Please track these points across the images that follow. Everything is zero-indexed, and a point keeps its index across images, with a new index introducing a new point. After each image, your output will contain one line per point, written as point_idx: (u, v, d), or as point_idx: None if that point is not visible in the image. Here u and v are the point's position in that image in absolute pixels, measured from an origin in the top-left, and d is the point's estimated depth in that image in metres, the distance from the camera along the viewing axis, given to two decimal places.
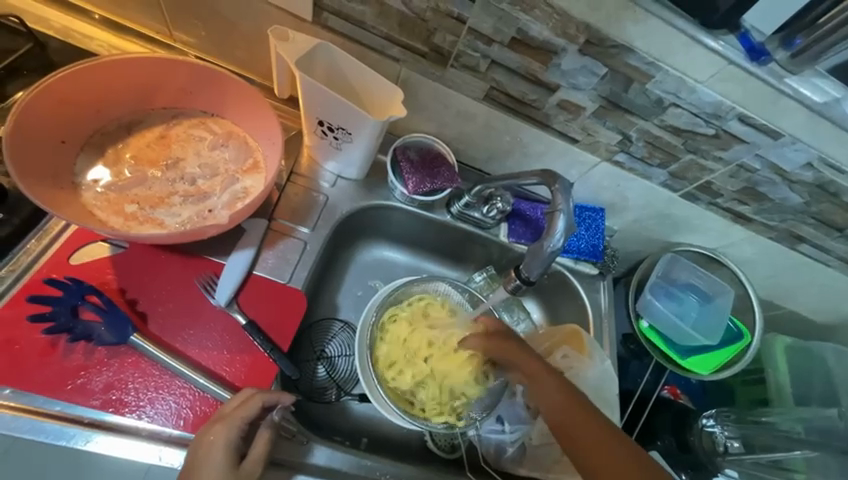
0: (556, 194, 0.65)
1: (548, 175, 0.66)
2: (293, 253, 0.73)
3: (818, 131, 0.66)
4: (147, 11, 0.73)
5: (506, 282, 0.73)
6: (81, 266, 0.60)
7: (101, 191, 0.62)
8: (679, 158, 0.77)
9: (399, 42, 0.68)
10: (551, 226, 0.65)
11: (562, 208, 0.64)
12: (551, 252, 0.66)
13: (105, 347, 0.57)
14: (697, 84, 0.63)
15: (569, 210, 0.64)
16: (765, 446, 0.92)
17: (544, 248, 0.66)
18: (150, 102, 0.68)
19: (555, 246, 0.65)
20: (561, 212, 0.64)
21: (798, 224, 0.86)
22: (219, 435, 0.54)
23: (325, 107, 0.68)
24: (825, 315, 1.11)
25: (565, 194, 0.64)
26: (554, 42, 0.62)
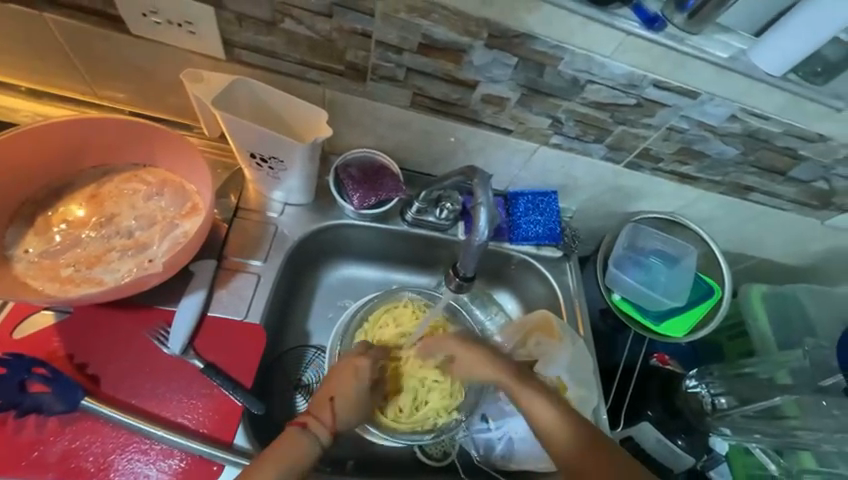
0: (476, 188, 0.65)
1: (469, 170, 0.68)
2: (247, 288, 0.72)
3: (731, 83, 0.68)
4: (67, 74, 0.73)
5: (448, 281, 0.74)
6: (25, 338, 0.60)
7: (34, 260, 0.61)
8: (612, 131, 0.78)
9: (315, 65, 0.69)
10: (474, 221, 0.65)
11: (482, 201, 0.65)
12: (479, 245, 0.67)
13: (56, 417, 0.56)
14: (605, 58, 0.65)
15: (488, 201, 0.64)
16: (746, 398, 0.91)
17: (472, 242, 0.67)
18: (77, 163, 0.67)
19: (480, 240, 0.65)
20: (482, 205, 0.64)
21: (742, 176, 0.87)
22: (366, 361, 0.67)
23: (252, 141, 0.68)
24: (795, 257, 1.12)
25: (483, 187, 0.65)
26: (460, 41, 0.63)
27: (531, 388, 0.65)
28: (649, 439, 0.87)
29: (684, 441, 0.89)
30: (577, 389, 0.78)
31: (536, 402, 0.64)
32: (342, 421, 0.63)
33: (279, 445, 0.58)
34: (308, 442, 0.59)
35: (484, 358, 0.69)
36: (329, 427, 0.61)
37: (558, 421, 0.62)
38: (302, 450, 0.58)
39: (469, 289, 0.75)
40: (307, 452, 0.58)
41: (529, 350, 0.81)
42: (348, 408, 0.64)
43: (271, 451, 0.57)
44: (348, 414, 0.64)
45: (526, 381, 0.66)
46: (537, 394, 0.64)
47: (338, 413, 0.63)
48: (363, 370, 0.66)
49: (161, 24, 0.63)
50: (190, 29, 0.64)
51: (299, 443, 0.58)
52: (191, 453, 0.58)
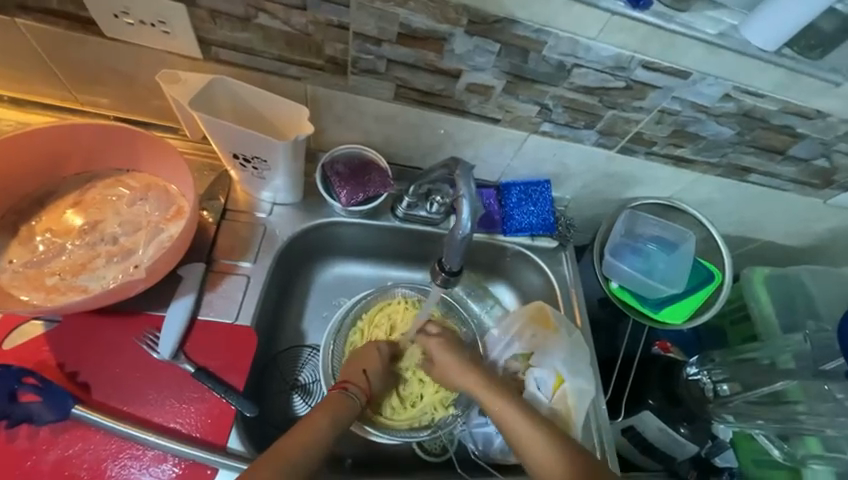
0: (458, 179, 0.63)
1: (452, 161, 0.66)
2: (237, 290, 0.72)
3: (723, 61, 0.65)
4: (46, 81, 0.72)
5: (433, 276, 0.69)
6: (15, 348, 0.60)
7: (19, 270, 0.61)
8: (603, 116, 0.76)
9: (294, 60, 0.67)
10: (458, 212, 0.62)
11: (464, 193, 0.62)
12: (462, 239, 0.63)
13: (47, 426, 0.56)
14: (590, 40, 0.63)
15: (471, 193, 0.62)
16: (748, 383, 0.86)
17: (455, 236, 0.63)
18: (59, 171, 0.67)
19: (463, 233, 0.61)
20: (464, 197, 0.62)
21: (740, 156, 0.85)
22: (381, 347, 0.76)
23: (234, 141, 0.67)
24: (799, 238, 1.09)
25: (465, 178, 0.62)
26: (439, 29, 0.62)
27: (530, 427, 0.65)
28: (651, 429, 0.86)
29: (687, 429, 0.86)
30: (575, 381, 0.77)
31: (516, 423, 0.66)
32: (373, 388, 0.73)
33: (330, 400, 0.66)
34: (351, 400, 0.68)
35: (483, 385, 0.71)
36: (365, 390, 0.71)
37: (558, 462, 0.61)
38: (349, 403, 0.67)
39: (456, 284, 0.70)
40: (352, 406, 0.67)
41: (524, 342, 0.80)
42: (377, 379, 0.74)
43: (326, 402, 0.65)
44: (377, 384, 0.74)
45: (527, 420, 0.66)
46: (504, 403, 0.69)
47: (372, 379, 0.73)
48: (382, 351, 0.76)
49: (134, 25, 0.62)
50: (164, 29, 0.63)
51: (346, 400, 0.67)
52: (183, 457, 0.58)
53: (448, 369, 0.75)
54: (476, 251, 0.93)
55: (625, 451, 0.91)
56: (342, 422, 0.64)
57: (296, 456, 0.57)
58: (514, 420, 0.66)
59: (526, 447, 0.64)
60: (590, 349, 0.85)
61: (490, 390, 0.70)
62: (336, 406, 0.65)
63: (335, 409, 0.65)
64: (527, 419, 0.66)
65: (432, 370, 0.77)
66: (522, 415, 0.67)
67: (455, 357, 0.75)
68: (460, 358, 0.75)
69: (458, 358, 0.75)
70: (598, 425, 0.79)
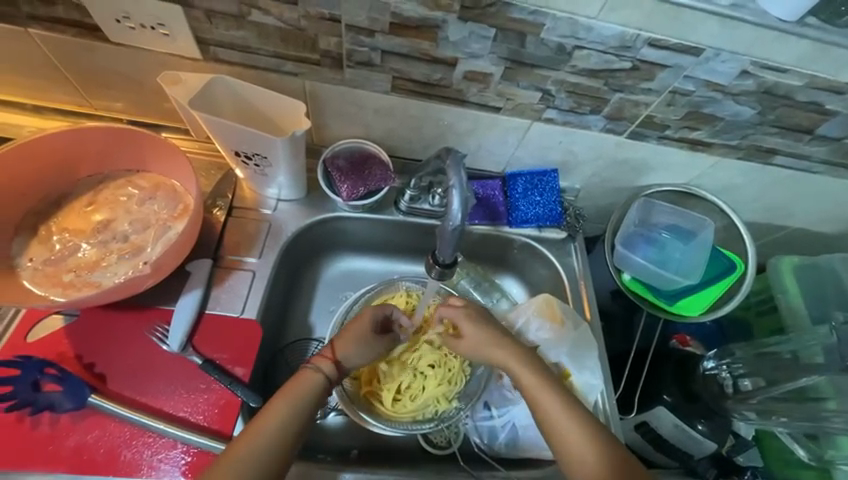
0: (449, 169, 0.61)
1: (443, 149, 0.63)
2: (243, 285, 0.74)
3: (738, 34, 0.61)
4: (60, 87, 0.75)
5: (427, 269, 0.67)
6: (38, 341, 0.64)
7: (39, 268, 0.65)
8: (609, 100, 0.73)
9: (290, 56, 0.68)
10: (449, 203, 0.58)
11: (454, 183, 0.58)
12: (455, 231, 0.59)
13: (68, 414, 0.60)
14: (590, 20, 0.60)
15: (461, 183, 0.58)
16: (771, 379, 0.81)
17: (446, 228, 0.59)
18: (73, 174, 0.70)
19: (453, 225, 0.58)
20: (454, 187, 0.58)
21: (762, 137, 0.79)
22: (367, 310, 0.70)
23: (233, 139, 0.68)
24: (833, 224, 1.02)
25: (455, 168, 0.60)
26: (431, 16, 0.60)
27: (572, 421, 0.61)
28: (665, 425, 0.84)
29: (705, 426, 0.82)
30: (580, 375, 0.76)
31: (547, 400, 0.62)
32: (347, 356, 0.65)
33: (287, 385, 0.61)
34: (314, 376, 0.62)
35: (522, 367, 0.65)
36: (332, 360, 0.64)
37: (589, 451, 0.58)
38: (306, 385, 0.61)
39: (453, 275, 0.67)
40: (312, 387, 0.61)
41: (529, 336, 0.79)
42: (350, 347, 0.66)
43: (283, 389, 0.60)
44: (353, 351, 0.66)
45: (569, 412, 0.61)
46: (540, 380, 0.64)
47: (339, 349, 0.65)
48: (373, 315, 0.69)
49: (135, 28, 0.64)
50: (163, 31, 0.64)
51: (306, 379, 0.61)
52: (191, 445, 0.60)
53: (474, 346, 0.68)
54: (482, 244, 0.92)
55: (637, 446, 0.89)
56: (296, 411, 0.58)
57: (242, 463, 0.53)
58: (557, 411, 0.61)
59: (564, 439, 0.60)
60: (599, 343, 0.83)
61: (531, 373, 0.65)
62: (292, 392, 0.60)
63: (288, 397, 0.59)
64: (564, 402, 0.62)
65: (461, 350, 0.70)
66: (565, 407, 0.62)
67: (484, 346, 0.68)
68: (489, 339, 0.68)
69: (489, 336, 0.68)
70: (607, 421, 0.77)
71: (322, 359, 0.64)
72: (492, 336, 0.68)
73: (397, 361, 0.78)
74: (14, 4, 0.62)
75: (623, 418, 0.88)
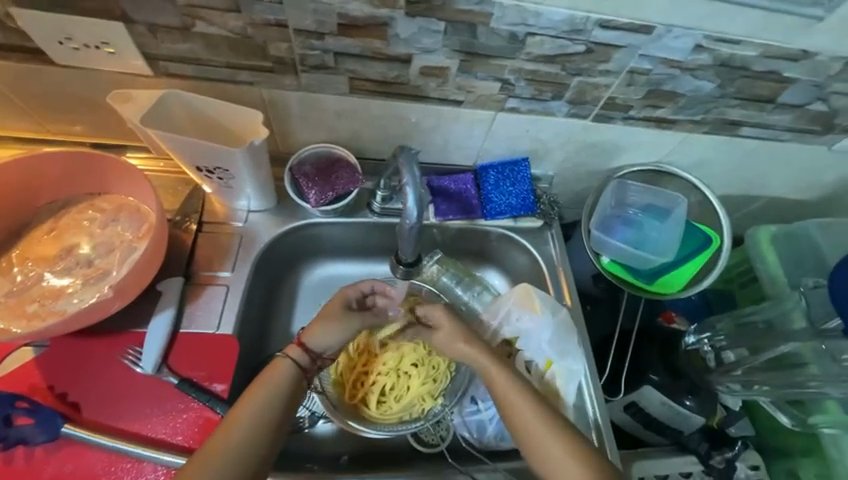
0: (402, 167, 0.61)
1: (397, 148, 0.63)
2: (216, 301, 0.73)
3: (687, 9, 0.61)
4: (12, 115, 0.74)
5: (394, 270, 0.80)
6: (8, 374, 0.63)
7: (2, 300, 0.63)
8: (569, 85, 0.72)
9: (242, 65, 0.67)
10: (404, 201, 0.60)
11: (408, 181, 0.59)
12: (412, 229, 0.62)
13: (43, 445, 0.59)
14: (538, 6, 0.59)
15: (415, 180, 0.59)
16: (753, 347, 0.82)
17: (405, 227, 0.63)
18: (32, 202, 0.69)
19: (410, 223, 0.61)
20: (408, 185, 0.59)
21: (726, 110, 0.79)
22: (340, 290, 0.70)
23: (191, 154, 0.67)
24: (807, 191, 1.02)
25: (408, 165, 0.60)
26: (378, 14, 0.60)
27: (553, 436, 0.58)
28: (653, 404, 0.85)
29: (694, 401, 0.83)
30: (562, 361, 0.76)
31: (511, 393, 0.62)
32: (316, 340, 0.64)
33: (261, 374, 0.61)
34: (285, 363, 0.62)
35: (503, 377, 0.63)
36: (301, 346, 0.64)
37: (554, 444, 0.58)
38: (280, 373, 0.60)
39: (416, 271, 0.79)
40: (286, 373, 0.61)
41: (510, 328, 0.79)
42: (319, 330, 0.65)
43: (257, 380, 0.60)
44: (323, 334, 0.65)
45: (550, 426, 0.59)
46: (505, 374, 0.63)
47: (309, 334, 0.65)
48: (348, 296, 0.70)
49: (80, 49, 0.63)
50: (109, 50, 0.63)
51: (278, 367, 0.61)
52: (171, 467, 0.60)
53: (451, 342, 0.67)
54: (459, 238, 0.91)
55: (630, 426, 0.91)
56: (273, 397, 0.59)
57: (225, 455, 0.53)
58: (536, 424, 0.59)
59: (533, 439, 0.59)
60: (580, 328, 0.83)
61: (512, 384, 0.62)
62: (266, 381, 0.60)
63: (264, 386, 0.59)
64: (528, 397, 0.61)
65: (437, 344, 0.69)
66: (546, 422, 0.59)
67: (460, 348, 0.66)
68: (463, 341, 0.67)
69: (462, 334, 0.67)
70: (593, 405, 0.77)
71: (291, 347, 0.64)
72: (462, 336, 0.67)
73: (380, 363, 0.78)
74: None
75: (611, 401, 0.89)
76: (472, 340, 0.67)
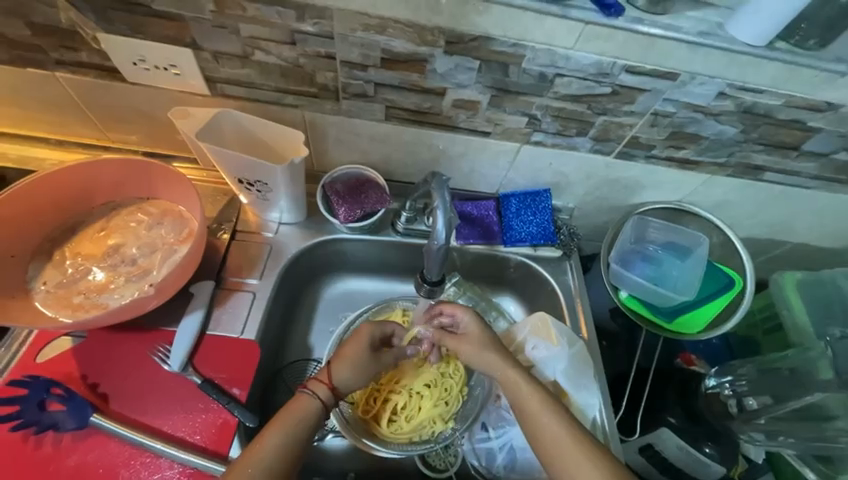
0: (434, 191, 0.64)
1: (430, 174, 0.67)
2: (243, 306, 0.76)
3: (711, 60, 0.64)
4: (80, 123, 0.82)
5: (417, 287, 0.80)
6: (46, 362, 0.66)
7: (51, 291, 0.68)
8: (594, 122, 0.76)
9: (290, 90, 0.73)
10: (433, 223, 0.62)
11: (438, 204, 0.62)
12: (439, 249, 0.65)
13: (71, 433, 0.62)
14: (568, 50, 0.64)
15: (445, 204, 0.61)
16: (777, 395, 0.79)
17: (432, 247, 0.64)
18: (88, 202, 0.75)
19: (438, 244, 0.62)
20: (438, 207, 0.62)
21: (749, 154, 0.81)
22: (366, 328, 0.70)
23: (237, 168, 0.72)
24: (835, 239, 1.01)
25: (439, 190, 0.63)
26: (419, 51, 0.65)
27: (584, 458, 0.57)
28: (670, 447, 0.82)
29: (713, 449, 0.80)
30: (576, 394, 0.76)
31: (531, 403, 0.63)
32: (342, 379, 0.66)
33: (282, 411, 0.61)
34: (309, 401, 0.62)
35: (532, 396, 0.63)
36: (328, 385, 0.65)
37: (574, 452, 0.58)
38: (304, 411, 0.61)
39: (438, 293, 0.81)
40: (308, 411, 0.61)
41: (527, 354, 0.79)
42: (345, 369, 0.66)
43: (278, 416, 0.60)
44: (348, 374, 0.66)
45: (580, 446, 0.58)
46: (527, 383, 0.65)
47: (334, 373, 0.66)
48: (374, 334, 0.70)
49: (150, 69, 0.70)
50: (175, 71, 0.70)
51: (302, 403, 0.62)
52: (187, 464, 0.61)
53: (473, 350, 0.69)
54: (479, 263, 0.93)
55: (642, 470, 0.86)
56: (292, 438, 0.59)
57: None
58: (565, 445, 0.59)
59: (555, 451, 0.59)
60: (597, 362, 0.82)
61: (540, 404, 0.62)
62: (288, 419, 0.60)
63: (285, 424, 0.59)
64: (549, 406, 0.62)
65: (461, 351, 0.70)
66: (576, 444, 0.59)
67: (486, 355, 0.68)
68: (492, 351, 0.68)
69: (489, 340, 0.69)
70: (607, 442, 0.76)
71: (318, 383, 0.65)
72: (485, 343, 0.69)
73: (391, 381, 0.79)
74: (44, 51, 0.69)
75: (626, 440, 0.85)
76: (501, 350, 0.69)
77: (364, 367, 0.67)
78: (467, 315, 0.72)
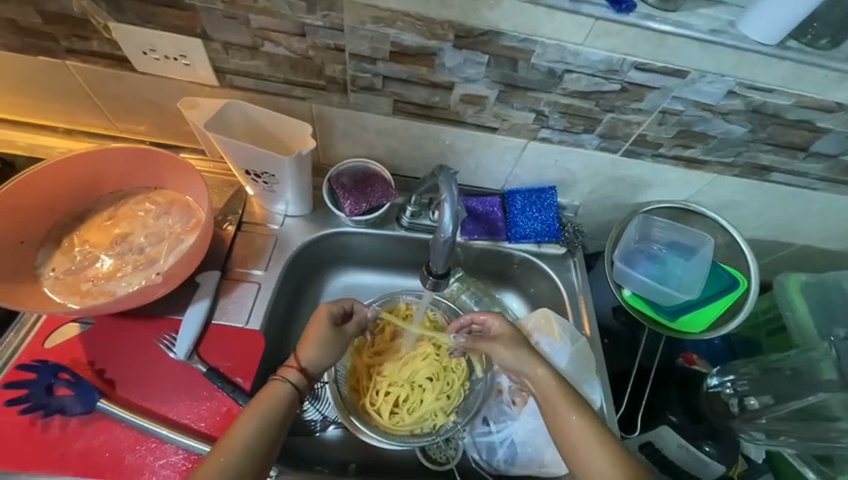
0: (442, 185, 0.64)
1: (438, 168, 0.67)
2: (247, 297, 0.77)
3: (721, 58, 0.64)
4: (89, 112, 0.82)
5: (422, 280, 0.71)
6: (54, 347, 0.67)
7: (59, 277, 0.69)
8: (602, 120, 0.76)
9: (298, 82, 0.73)
10: (440, 217, 0.62)
11: (446, 197, 0.62)
12: (446, 242, 0.63)
13: (77, 417, 0.63)
14: (578, 46, 0.63)
15: (453, 198, 0.62)
16: (780, 395, 0.79)
17: (438, 240, 0.63)
18: (97, 191, 0.76)
19: (445, 237, 0.61)
20: (446, 200, 0.62)
21: (757, 154, 0.80)
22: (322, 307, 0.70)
23: (245, 159, 0.72)
24: (840, 241, 1.00)
25: (447, 183, 0.63)
26: (429, 44, 0.65)
27: (606, 456, 0.59)
28: (670, 446, 0.82)
29: (714, 447, 0.80)
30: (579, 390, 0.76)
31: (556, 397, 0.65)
32: (310, 360, 0.67)
33: (256, 397, 0.61)
34: (281, 386, 0.63)
35: (560, 393, 0.65)
36: (298, 368, 0.66)
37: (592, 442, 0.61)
38: (275, 395, 0.62)
39: (447, 285, 0.71)
40: (280, 395, 0.62)
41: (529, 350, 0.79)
42: (313, 350, 0.67)
43: (251, 402, 0.61)
44: (314, 354, 0.67)
45: (598, 437, 0.61)
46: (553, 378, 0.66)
47: (303, 356, 0.67)
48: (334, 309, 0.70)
49: (160, 59, 0.70)
50: (184, 62, 0.70)
51: (275, 389, 0.62)
52: (191, 450, 0.62)
53: (505, 348, 0.71)
54: (482, 258, 0.93)
55: None
56: (266, 422, 0.59)
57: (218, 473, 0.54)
58: (589, 442, 0.60)
59: (573, 443, 0.61)
60: (598, 359, 0.82)
61: (568, 402, 0.64)
62: (261, 404, 0.60)
63: (259, 409, 0.60)
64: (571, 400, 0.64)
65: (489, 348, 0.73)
66: (600, 442, 0.60)
67: (521, 355, 0.70)
68: (524, 351, 0.70)
69: (521, 340, 0.71)
70: None
71: (288, 369, 0.65)
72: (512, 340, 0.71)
73: (395, 374, 0.80)
74: (55, 39, 0.69)
75: (626, 437, 0.86)
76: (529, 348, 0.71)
77: (328, 346, 0.68)
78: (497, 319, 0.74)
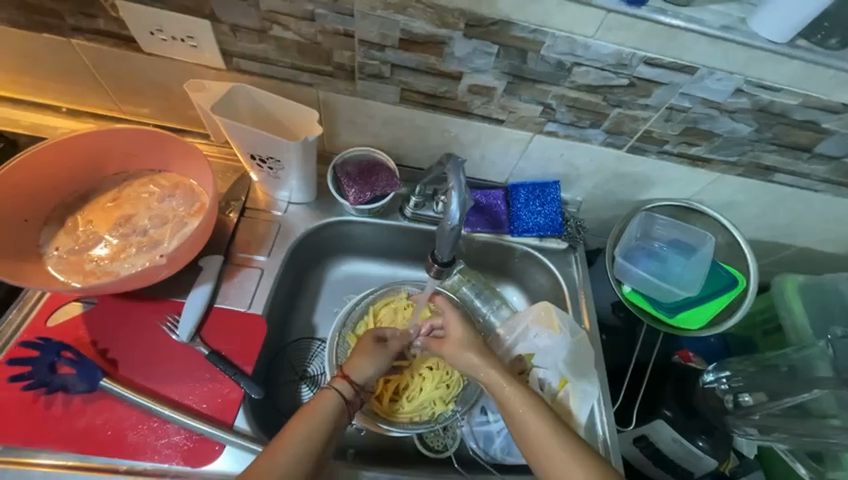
0: (449, 174, 0.64)
1: (445, 156, 0.67)
2: (250, 282, 0.77)
3: (730, 54, 0.63)
4: (93, 92, 0.81)
5: (427, 268, 0.72)
6: (57, 326, 0.67)
7: (63, 256, 0.69)
8: (609, 115, 0.76)
9: (306, 68, 0.73)
10: (447, 206, 0.62)
11: (453, 185, 0.62)
12: (453, 230, 0.63)
13: (80, 396, 0.63)
14: (588, 39, 0.63)
15: (460, 186, 0.62)
16: (775, 392, 0.80)
17: (445, 228, 0.63)
18: (101, 172, 0.75)
19: (452, 224, 0.61)
20: (453, 189, 0.62)
21: (761, 154, 0.80)
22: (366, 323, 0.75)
23: (251, 143, 0.72)
24: (838, 244, 1.01)
25: (455, 171, 0.63)
26: (439, 33, 0.65)
27: (571, 458, 0.59)
28: (663, 439, 0.84)
29: (707, 442, 0.82)
30: (576, 382, 0.77)
31: (516, 404, 0.65)
32: (358, 371, 0.69)
33: (307, 405, 0.62)
34: (330, 394, 0.64)
35: (517, 397, 0.65)
36: (346, 378, 0.67)
37: (555, 443, 0.60)
38: (327, 404, 0.63)
39: (450, 274, 0.71)
40: (330, 403, 0.63)
41: (528, 343, 0.80)
42: (359, 361, 0.70)
43: (302, 410, 0.61)
44: (363, 365, 0.69)
45: (559, 436, 0.61)
46: (509, 382, 0.67)
47: (351, 367, 0.69)
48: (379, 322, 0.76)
49: (167, 40, 0.70)
50: (192, 43, 0.70)
51: (325, 397, 0.64)
52: (193, 431, 0.63)
53: (458, 351, 0.72)
54: (484, 251, 0.94)
55: (637, 461, 0.88)
56: (318, 429, 0.60)
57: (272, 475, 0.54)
58: (552, 444, 0.60)
59: (537, 446, 0.61)
60: (596, 353, 0.83)
61: (525, 404, 0.64)
62: (311, 411, 0.61)
63: (309, 417, 0.61)
64: (529, 403, 0.64)
65: (444, 350, 0.74)
66: (563, 444, 0.60)
67: (471, 356, 0.71)
68: (476, 352, 0.71)
69: (471, 341, 0.72)
70: (604, 431, 0.77)
71: (337, 378, 0.67)
72: (467, 340, 0.72)
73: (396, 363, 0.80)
74: (61, 16, 0.68)
75: (621, 431, 0.88)
76: (484, 350, 0.71)
77: (377, 360, 0.71)
78: (450, 316, 0.76)
